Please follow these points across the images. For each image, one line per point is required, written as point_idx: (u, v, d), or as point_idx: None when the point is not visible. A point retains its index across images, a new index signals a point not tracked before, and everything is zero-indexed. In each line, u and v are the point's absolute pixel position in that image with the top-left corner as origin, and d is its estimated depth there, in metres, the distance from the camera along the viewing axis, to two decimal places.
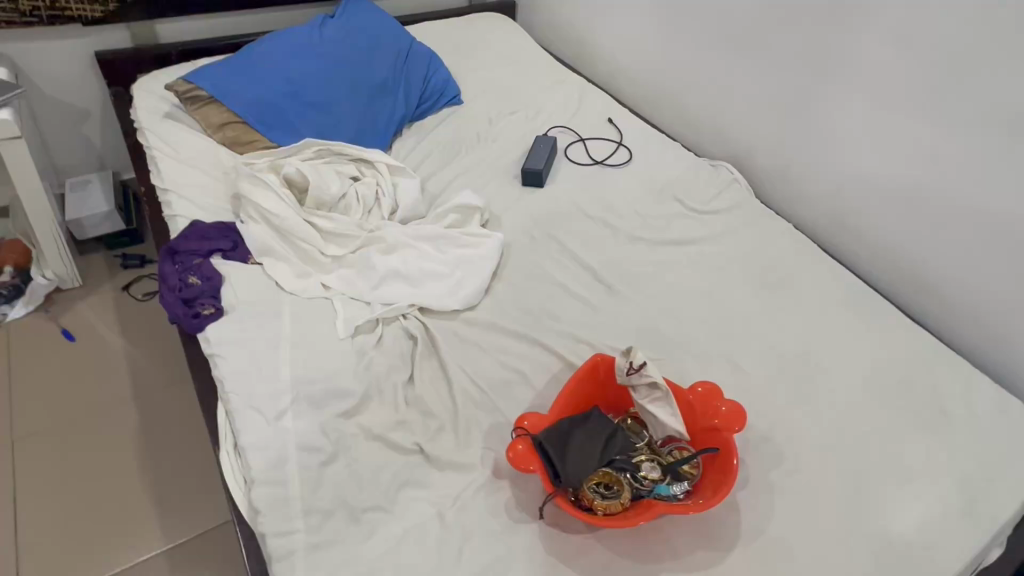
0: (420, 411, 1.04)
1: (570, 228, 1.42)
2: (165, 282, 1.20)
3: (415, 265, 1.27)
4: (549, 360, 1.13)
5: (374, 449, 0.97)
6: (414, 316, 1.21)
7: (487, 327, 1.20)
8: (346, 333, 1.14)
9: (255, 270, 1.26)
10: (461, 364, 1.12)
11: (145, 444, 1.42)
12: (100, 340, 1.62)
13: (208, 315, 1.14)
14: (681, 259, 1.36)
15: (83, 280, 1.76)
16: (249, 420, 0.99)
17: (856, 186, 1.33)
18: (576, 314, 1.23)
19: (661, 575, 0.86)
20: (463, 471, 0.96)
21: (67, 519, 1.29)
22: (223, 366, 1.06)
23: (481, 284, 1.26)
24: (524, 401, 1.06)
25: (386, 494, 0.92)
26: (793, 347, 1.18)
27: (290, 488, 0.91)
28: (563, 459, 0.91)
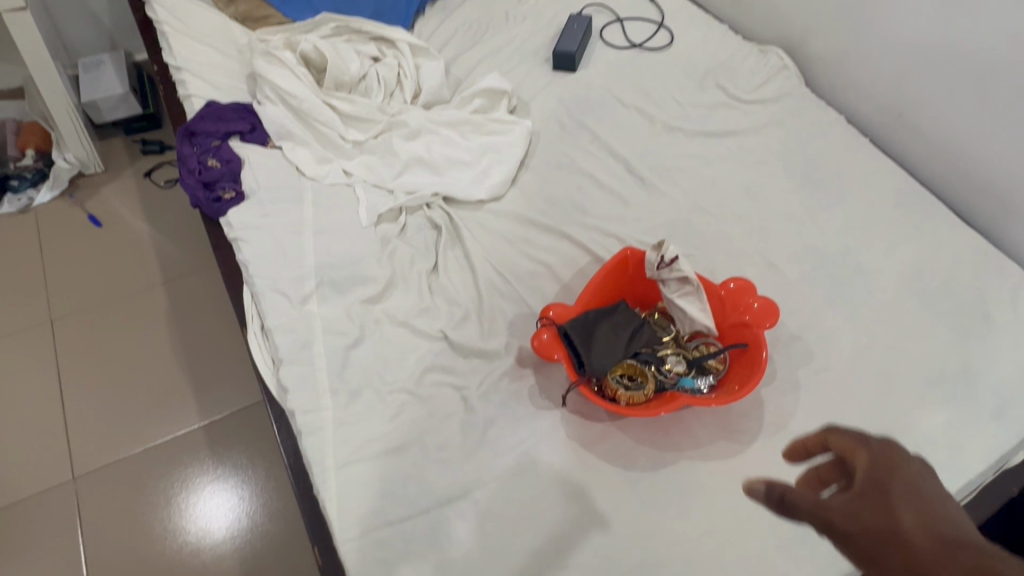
0: (444, 299, 1.03)
1: (602, 116, 1.34)
2: (185, 165, 1.18)
3: (439, 153, 1.22)
4: (576, 253, 1.10)
5: (398, 334, 0.98)
6: (437, 205, 1.18)
7: (513, 218, 1.16)
8: (370, 221, 1.12)
9: (275, 154, 1.22)
10: (486, 255, 1.09)
11: (177, 328, 1.46)
12: (125, 226, 1.62)
13: (229, 199, 1.12)
14: (720, 152, 1.27)
15: (105, 166, 1.74)
16: (275, 303, 0.99)
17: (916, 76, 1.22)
18: (606, 206, 1.18)
19: (681, 462, 0.88)
20: (487, 358, 0.96)
21: (108, 395, 1.35)
22: (246, 250, 1.05)
23: (508, 174, 1.21)
24: (549, 293, 1.05)
25: (412, 378, 0.93)
26: (832, 246, 1.13)
27: (317, 369, 0.92)
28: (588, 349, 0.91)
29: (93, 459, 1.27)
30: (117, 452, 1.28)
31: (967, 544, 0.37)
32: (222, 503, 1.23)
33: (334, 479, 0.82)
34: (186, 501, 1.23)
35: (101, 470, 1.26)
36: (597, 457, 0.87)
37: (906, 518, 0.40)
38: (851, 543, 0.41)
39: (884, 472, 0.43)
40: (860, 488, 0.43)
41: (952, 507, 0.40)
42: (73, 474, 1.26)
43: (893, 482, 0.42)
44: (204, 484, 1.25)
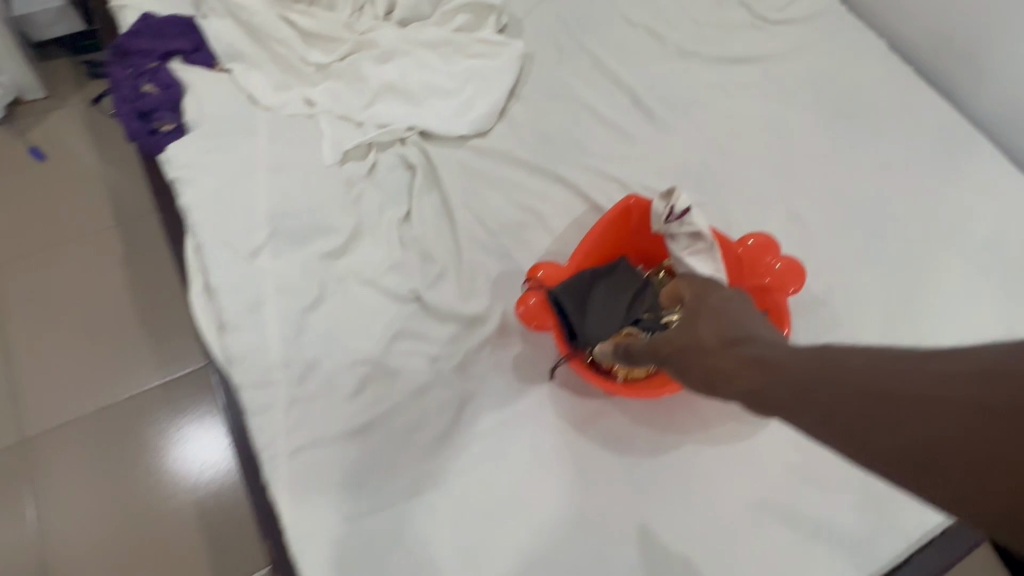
0: (418, 253, 0.89)
1: (606, 37, 1.15)
2: (118, 92, 1.01)
3: (414, 79, 1.05)
4: (571, 200, 0.96)
5: (364, 295, 0.84)
6: (413, 141, 1.01)
7: (499, 157, 1.00)
8: (333, 160, 0.97)
9: (223, 79, 1.04)
10: (467, 201, 0.95)
11: (132, 275, 1.32)
12: (72, 159, 1.45)
13: (167, 132, 0.96)
14: (742, 80, 1.10)
15: (47, 90, 1.54)
16: (219, 258, 0.85)
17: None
18: (608, 145, 1.02)
19: (685, 446, 0.77)
20: (466, 324, 0.83)
21: (59, 349, 1.24)
22: (188, 193, 0.90)
23: (494, 104, 1.04)
24: (539, 247, 0.92)
25: (378, 347, 0.80)
26: (865, 194, 0.99)
27: (267, 336, 0.79)
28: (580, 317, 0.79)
29: (43, 419, 1.18)
30: (71, 412, 1.19)
31: (746, 345, 0.54)
32: (187, 468, 1.16)
33: (287, 467, 0.72)
34: (149, 466, 1.15)
35: (55, 430, 1.17)
36: (589, 441, 0.77)
37: (706, 333, 0.58)
38: (687, 372, 0.59)
39: (697, 311, 0.63)
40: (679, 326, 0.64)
41: (744, 319, 0.60)
42: (23, 435, 1.16)
43: (701, 317, 0.61)
44: (167, 447, 1.17)
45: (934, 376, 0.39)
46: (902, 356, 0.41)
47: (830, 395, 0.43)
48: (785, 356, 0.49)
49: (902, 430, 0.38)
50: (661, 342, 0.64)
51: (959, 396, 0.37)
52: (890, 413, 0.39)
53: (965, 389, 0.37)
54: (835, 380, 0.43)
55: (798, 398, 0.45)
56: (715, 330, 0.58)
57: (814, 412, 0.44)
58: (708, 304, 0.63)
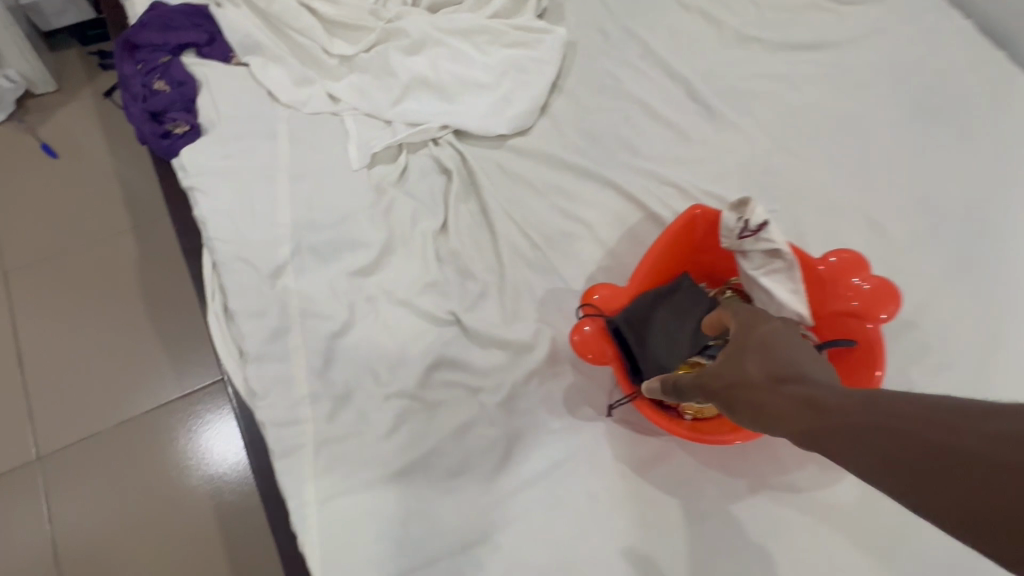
0: (455, 270, 0.81)
1: (657, 22, 1.04)
2: (127, 90, 0.93)
3: (447, 72, 0.96)
4: (623, 208, 0.86)
5: (399, 317, 0.76)
6: (446, 141, 0.93)
7: (542, 159, 0.91)
8: (361, 164, 0.88)
9: (240, 74, 0.96)
10: (508, 209, 0.86)
11: (147, 280, 1.26)
12: (85, 157, 1.39)
13: (182, 134, 0.88)
14: (811, 69, 0.98)
15: (59, 84, 1.47)
16: (239, 276, 0.77)
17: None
18: (662, 144, 0.92)
19: (759, 493, 0.69)
20: (511, 351, 0.75)
21: (74, 360, 1.18)
22: (204, 204, 0.82)
23: (535, 99, 0.95)
24: (590, 262, 0.83)
25: (415, 377, 0.72)
26: (955, 198, 0.87)
27: (294, 366, 0.72)
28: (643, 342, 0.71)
29: (58, 434, 1.12)
30: (86, 427, 1.13)
31: (795, 383, 0.46)
32: (208, 487, 1.10)
33: (316, 516, 0.64)
34: (167, 485, 1.09)
35: (70, 447, 1.11)
36: (652, 485, 0.69)
37: (750, 367, 0.51)
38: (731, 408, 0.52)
39: (742, 340, 0.55)
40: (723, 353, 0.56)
41: (796, 348, 0.51)
42: (36, 451, 1.11)
43: (747, 350, 0.53)
44: (187, 465, 1.11)
45: (1018, 433, 0.31)
46: (971, 406, 0.34)
47: (890, 450, 0.36)
48: (842, 397, 0.42)
49: (978, 496, 0.31)
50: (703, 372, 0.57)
51: None
52: (957, 479, 0.32)
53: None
54: (893, 434, 0.36)
55: (852, 447, 0.38)
56: (761, 362, 0.50)
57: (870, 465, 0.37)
58: (756, 334, 0.55)
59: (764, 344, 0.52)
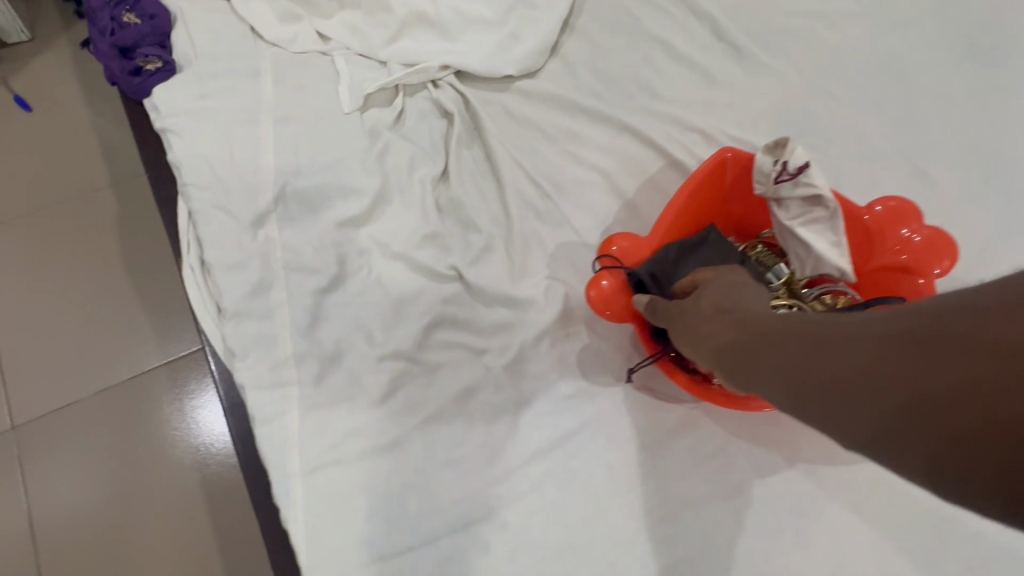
0: (457, 221, 0.73)
1: None
2: (94, 24, 0.85)
3: (448, 7, 0.87)
4: (643, 155, 0.78)
5: (394, 271, 0.68)
6: (448, 83, 0.84)
7: (552, 102, 0.83)
8: (353, 107, 0.80)
9: (219, 8, 0.87)
10: (516, 156, 0.78)
11: (128, 242, 1.18)
12: (61, 110, 1.30)
13: (152, 72, 0.80)
14: (849, 5, 0.89)
15: (32, 33, 1.38)
16: (216, 226, 0.69)
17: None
18: (685, 86, 0.83)
19: (795, 467, 0.62)
20: (519, 310, 0.67)
21: (51, 325, 1.10)
22: (177, 146, 0.74)
23: (545, 37, 0.86)
24: (606, 214, 0.75)
25: (412, 337, 0.64)
26: (1010, 146, 0.79)
27: (278, 325, 0.64)
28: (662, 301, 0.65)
29: (34, 403, 1.05)
30: (64, 395, 1.06)
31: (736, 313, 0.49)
32: (195, 459, 1.03)
33: (301, 490, 0.57)
34: (151, 457, 1.03)
35: (47, 417, 1.05)
36: (676, 457, 0.62)
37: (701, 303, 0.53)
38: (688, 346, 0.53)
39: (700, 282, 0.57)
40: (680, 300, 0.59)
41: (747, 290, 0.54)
42: (11, 421, 1.04)
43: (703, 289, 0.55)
44: (172, 436, 1.04)
45: (887, 326, 0.34)
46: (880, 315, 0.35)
47: (797, 361, 0.38)
48: (774, 324, 0.43)
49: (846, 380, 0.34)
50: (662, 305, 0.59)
51: (904, 340, 0.32)
52: (834, 365, 0.35)
53: (917, 328, 0.31)
54: (798, 341, 0.39)
55: (779, 366, 0.39)
56: (712, 298, 0.53)
57: (790, 382, 0.38)
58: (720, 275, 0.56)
59: (723, 283, 0.54)
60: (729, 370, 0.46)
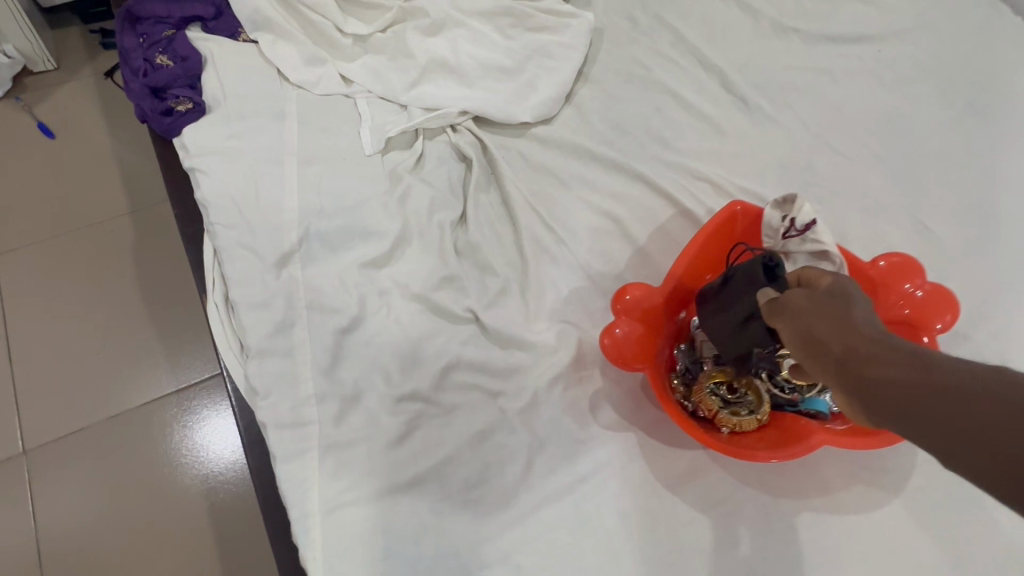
0: (474, 264, 0.75)
1: (688, 8, 0.99)
2: (127, 63, 0.88)
3: (468, 55, 0.91)
4: (654, 204, 0.81)
5: (413, 313, 0.70)
6: (466, 128, 0.88)
7: (567, 149, 0.86)
8: (375, 149, 0.83)
9: (248, 51, 0.90)
10: (531, 200, 0.80)
11: (145, 268, 1.20)
12: (84, 138, 1.33)
13: (184, 113, 0.83)
14: (853, 63, 0.93)
15: (58, 63, 1.42)
16: (242, 264, 0.72)
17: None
18: (695, 137, 0.87)
19: (802, 516, 0.63)
20: (534, 353, 0.70)
21: (65, 350, 1.12)
22: (205, 186, 0.77)
23: (560, 86, 0.89)
24: (618, 260, 0.77)
25: (430, 378, 0.66)
26: (1008, 203, 0.82)
27: (299, 364, 0.66)
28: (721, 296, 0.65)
29: (46, 427, 1.06)
30: (76, 420, 1.07)
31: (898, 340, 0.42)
32: (204, 486, 1.04)
33: (319, 529, 0.59)
34: (160, 483, 1.04)
35: (58, 442, 1.06)
36: (685, 503, 0.63)
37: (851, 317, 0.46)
38: (814, 367, 0.47)
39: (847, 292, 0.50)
40: (798, 306, 0.51)
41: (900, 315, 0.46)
42: (23, 445, 1.05)
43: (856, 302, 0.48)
44: (181, 463, 1.05)
45: None
46: None
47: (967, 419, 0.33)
48: (947, 362, 0.37)
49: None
50: (773, 304, 0.55)
51: None
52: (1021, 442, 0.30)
53: None
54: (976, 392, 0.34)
55: (941, 418, 0.34)
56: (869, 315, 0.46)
57: (956, 437, 0.33)
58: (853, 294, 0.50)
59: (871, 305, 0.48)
60: (867, 402, 0.40)
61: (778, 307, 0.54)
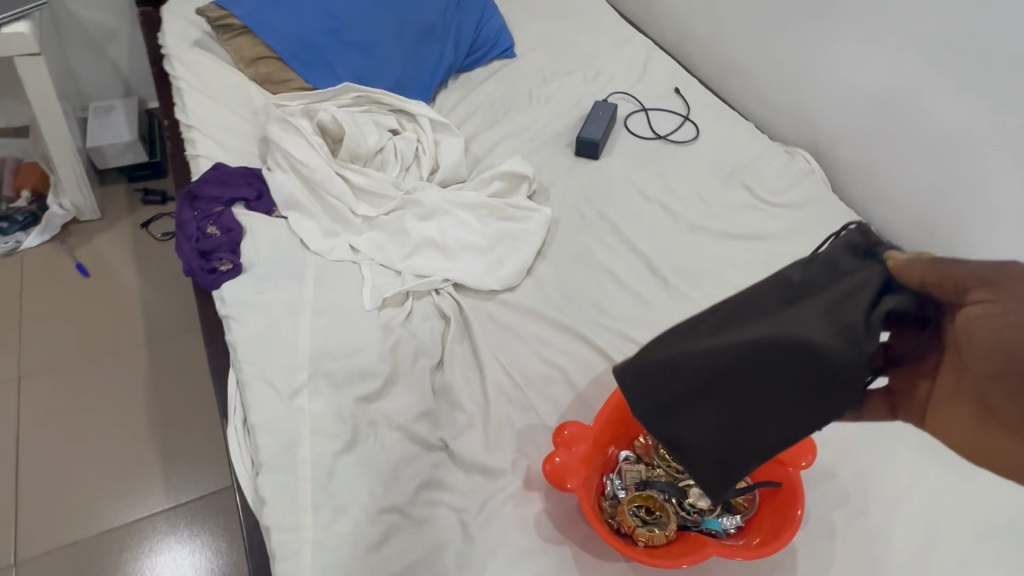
0: (447, 402, 0.94)
1: (624, 207, 1.29)
2: (182, 230, 1.11)
3: (453, 236, 1.16)
4: (593, 359, 1.02)
5: (395, 440, 0.88)
6: (447, 292, 1.11)
7: (526, 312, 1.09)
8: (374, 305, 1.04)
9: (279, 225, 1.15)
10: (495, 353, 1.01)
11: (154, 392, 1.36)
12: (115, 277, 1.54)
13: (225, 271, 1.04)
14: (749, 254, 1.21)
15: (102, 213, 1.67)
16: (260, 396, 0.89)
17: (969, 194, 1.20)
18: (627, 306, 1.11)
19: None
20: (490, 477, 0.86)
21: (69, 465, 1.24)
22: (236, 330, 0.97)
23: (523, 263, 1.15)
24: (563, 404, 0.97)
25: (406, 495, 0.83)
26: None
27: (300, 479, 0.82)
28: (824, 276, 0.54)
29: (40, 540, 1.15)
30: (69, 533, 1.16)
31: None
32: None
33: None
34: None
35: (48, 555, 1.14)
36: None
37: None
38: (998, 380, 0.43)
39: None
40: (1007, 292, 0.44)
41: None
42: (15, 557, 1.13)
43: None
44: None
45: None
46: None
47: None
48: None
49: None
50: (943, 276, 0.48)
51: None
52: None
53: None
54: None
55: None
56: None
57: None
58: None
59: None
60: None
61: (970, 277, 0.47)
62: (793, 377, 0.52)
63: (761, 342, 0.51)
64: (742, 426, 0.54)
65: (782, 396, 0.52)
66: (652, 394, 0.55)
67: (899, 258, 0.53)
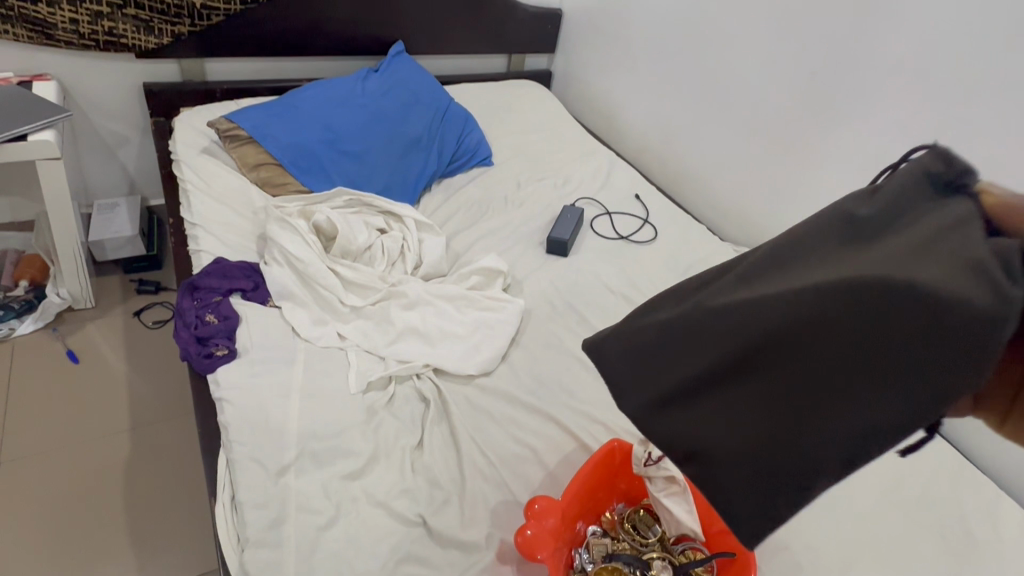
0: (426, 479, 1.00)
1: (590, 299, 1.41)
2: (181, 317, 1.19)
3: (434, 325, 1.26)
4: (562, 439, 1.10)
5: (377, 516, 0.94)
6: (427, 376, 1.19)
7: (500, 396, 1.18)
8: (358, 388, 1.12)
9: (273, 313, 1.25)
10: (471, 433, 1.09)
11: (134, 477, 1.38)
12: (105, 364, 1.59)
13: (220, 355, 1.11)
14: None
15: (95, 302, 1.74)
16: (249, 474, 0.95)
17: None
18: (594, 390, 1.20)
19: None
20: (465, 551, 0.92)
21: (39, 552, 1.23)
22: (229, 412, 1.03)
23: (498, 350, 1.24)
24: (535, 481, 1.03)
25: (384, 568, 0.87)
26: None
27: (284, 553, 0.86)
28: (898, 212, 0.46)
29: None
30: None
31: None
32: None
33: None
34: None
35: None
36: None
37: None
38: None
39: None
40: None
41: None
42: None
43: None
44: None
45: None
46: None
47: None
48: None
49: None
50: None
51: None
52: None
53: None
54: None
55: None
56: None
57: None
58: None
59: None
60: None
61: None
62: (878, 327, 0.39)
63: (829, 284, 0.41)
64: (808, 400, 0.41)
65: (862, 354, 0.39)
66: (668, 338, 0.47)
67: (996, 195, 0.43)
